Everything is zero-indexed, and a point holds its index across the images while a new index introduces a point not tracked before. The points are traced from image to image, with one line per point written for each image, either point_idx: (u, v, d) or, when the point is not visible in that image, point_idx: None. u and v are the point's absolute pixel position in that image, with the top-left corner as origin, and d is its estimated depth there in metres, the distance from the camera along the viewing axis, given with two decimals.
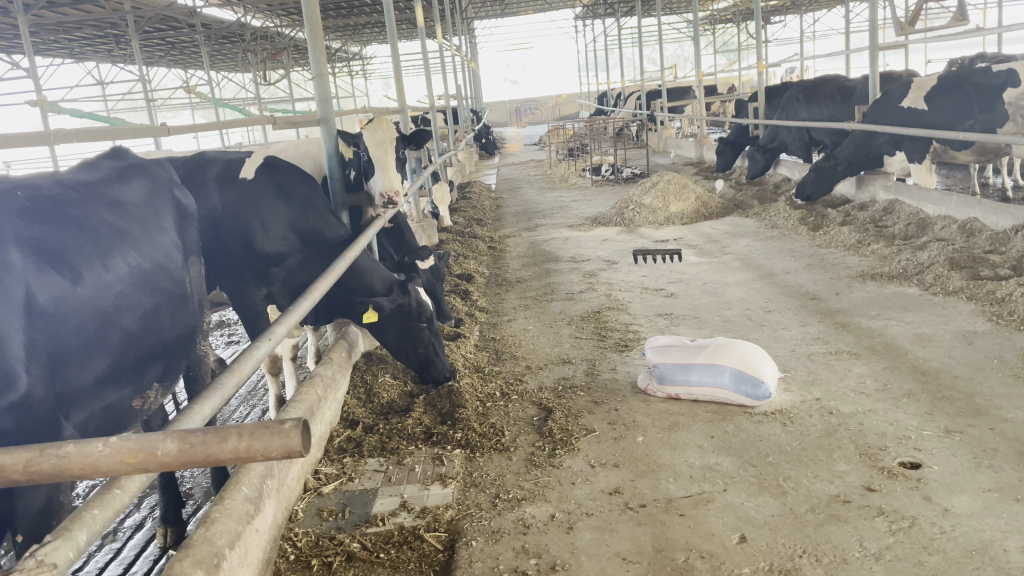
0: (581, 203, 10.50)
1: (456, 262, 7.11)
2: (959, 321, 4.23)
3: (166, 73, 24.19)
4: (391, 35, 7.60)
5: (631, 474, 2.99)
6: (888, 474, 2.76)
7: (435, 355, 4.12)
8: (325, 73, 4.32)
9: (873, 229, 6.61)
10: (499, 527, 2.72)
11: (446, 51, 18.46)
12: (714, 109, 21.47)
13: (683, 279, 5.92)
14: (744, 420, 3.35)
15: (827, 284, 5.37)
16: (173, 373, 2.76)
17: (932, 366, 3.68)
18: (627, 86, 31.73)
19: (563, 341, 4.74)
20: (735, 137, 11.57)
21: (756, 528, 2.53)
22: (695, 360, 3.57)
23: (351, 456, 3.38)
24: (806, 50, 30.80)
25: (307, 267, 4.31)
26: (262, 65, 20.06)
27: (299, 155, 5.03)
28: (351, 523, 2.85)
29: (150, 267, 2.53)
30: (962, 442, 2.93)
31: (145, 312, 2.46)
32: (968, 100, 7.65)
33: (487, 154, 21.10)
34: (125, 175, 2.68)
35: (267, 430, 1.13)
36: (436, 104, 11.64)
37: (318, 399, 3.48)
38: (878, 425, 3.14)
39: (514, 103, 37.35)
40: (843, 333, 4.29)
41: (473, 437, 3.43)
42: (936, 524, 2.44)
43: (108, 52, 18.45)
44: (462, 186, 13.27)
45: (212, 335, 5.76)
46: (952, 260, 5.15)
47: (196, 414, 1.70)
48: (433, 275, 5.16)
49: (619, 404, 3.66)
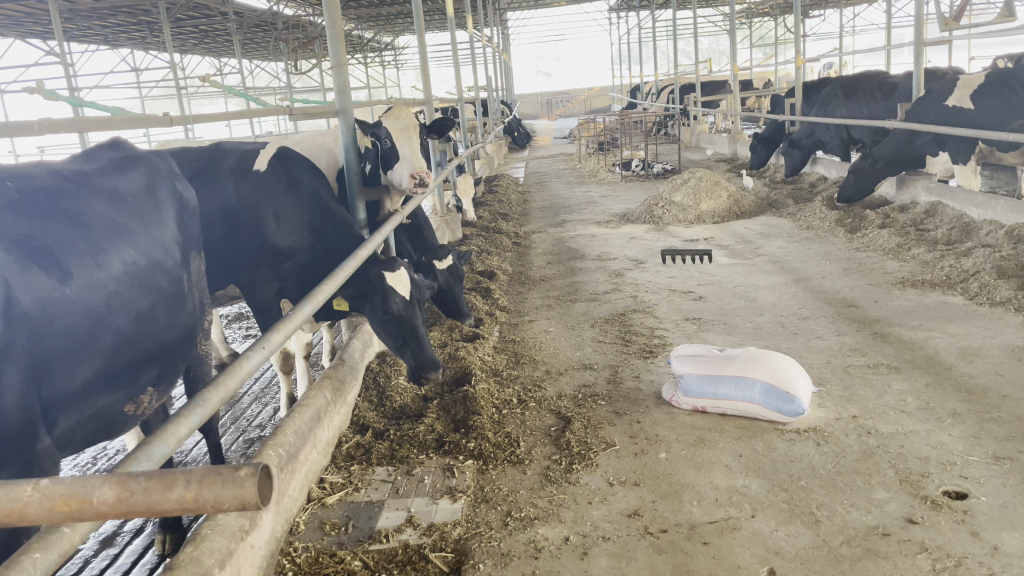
0: (610, 199, 10.28)
1: (480, 258, 6.93)
2: (1008, 334, 3.98)
3: (199, 61, 24.26)
4: (417, 25, 7.39)
5: (652, 494, 2.81)
6: (930, 504, 2.55)
7: (416, 349, 3.79)
8: (343, 63, 4.16)
9: (914, 232, 6.32)
10: (509, 550, 2.55)
11: (480, 41, 18.20)
12: (748, 104, 21.03)
13: (713, 281, 5.71)
14: (775, 437, 3.15)
15: (865, 290, 5.12)
16: (170, 376, 2.62)
17: (978, 383, 3.45)
18: (660, 80, 31.26)
19: (585, 344, 4.55)
20: (770, 134, 11.21)
21: (786, 562, 2.34)
22: (724, 372, 3.38)
23: (359, 464, 3.23)
24: (846, 45, 30.03)
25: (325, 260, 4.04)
26: (293, 55, 19.98)
27: (314, 146, 4.88)
28: (353, 539, 2.71)
29: (146, 265, 2.40)
30: (1014, 470, 2.70)
31: (139, 312, 2.34)
32: (1017, 100, 7.35)
33: (516, 146, 20.86)
34: (126, 166, 2.55)
35: (220, 476, 0.98)
36: (464, 95, 11.40)
37: (326, 403, 3.34)
38: (920, 448, 2.92)
39: (545, 96, 36.96)
40: (882, 344, 4.06)
41: (487, 446, 3.26)
42: (984, 564, 2.23)
43: (142, 40, 18.53)
44: (488, 179, 13.07)
45: (229, 326, 5.72)
46: (1000, 269, 4.89)
47: (170, 435, 1.57)
48: (454, 274, 5.03)
49: (642, 415, 3.48)
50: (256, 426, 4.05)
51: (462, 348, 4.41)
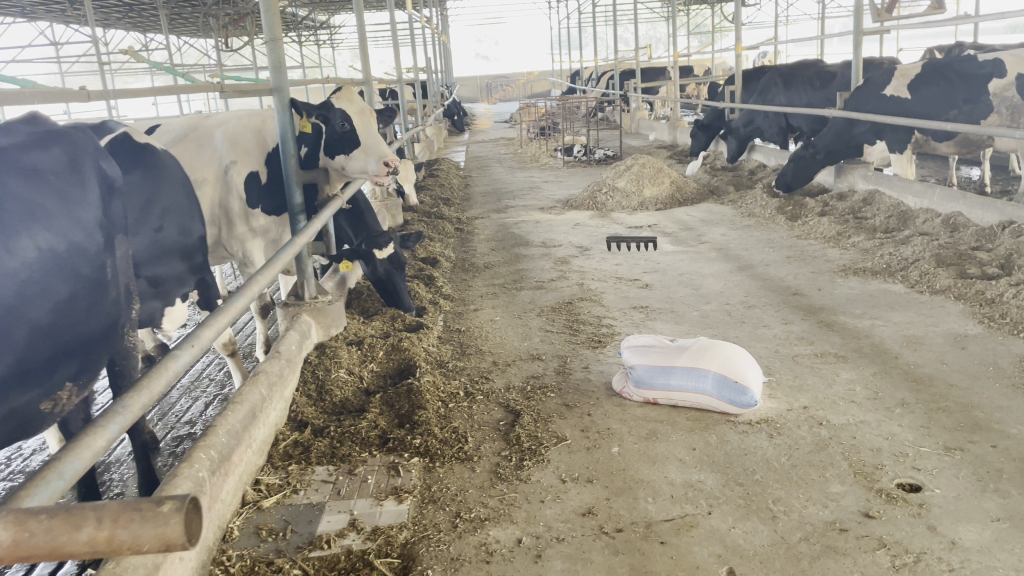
0: (551, 185, 10.19)
1: (421, 244, 6.75)
2: (949, 322, 4.03)
3: (124, 36, 23.19)
4: (355, 3, 7.10)
5: (607, 492, 2.72)
6: (886, 498, 2.52)
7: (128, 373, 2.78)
8: (277, 40, 3.94)
9: (853, 220, 6.40)
10: (459, 554, 2.43)
11: (421, 23, 17.87)
12: (687, 91, 21.24)
13: (658, 268, 5.66)
14: (728, 430, 3.10)
15: (809, 278, 5.14)
16: (93, 369, 2.43)
17: (924, 371, 3.47)
18: (599, 66, 31.34)
19: (532, 334, 4.44)
20: (710, 121, 11.25)
21: (745, 561, 2.27)
22: (676, 363, 3.31)
23: (297, 463, 3.06)
24: (780, 34, 30.59)
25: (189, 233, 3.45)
26: (225, 31, 19.23)
27: (240, 128, 4.45)
28: (292, 545, 2.54)
29: (66, 250, 2.20)
30: (964, 462, 2.70)
31: (58, 301, 2.16)
32: (952, 89, 7.51)
33: (456, 130, 20.60)
34: (45, 141, 2.30)
35: (138, 513, 0.85)
36: (404, 76, 11.03)
37: (261, 399, 3.14)
38: (873, 440, 2.90)
39: (484, 79, 36.66)
40: (828, 333, 4.07)
41: (433, 443, 3.12)
42: (943, 560, 2.21)
43: (63, 12, 17.58)
44: (429, 163, 12.87)
45: (219, 267, 5.47)
46: (939, 257, 4.96)
47: (84, 449, 1.41)
48: (393, 262, 4.91)
49: (592, 408, 3.39)
50: (186, 422, 3.82)
51: (405, 338, 4.23)
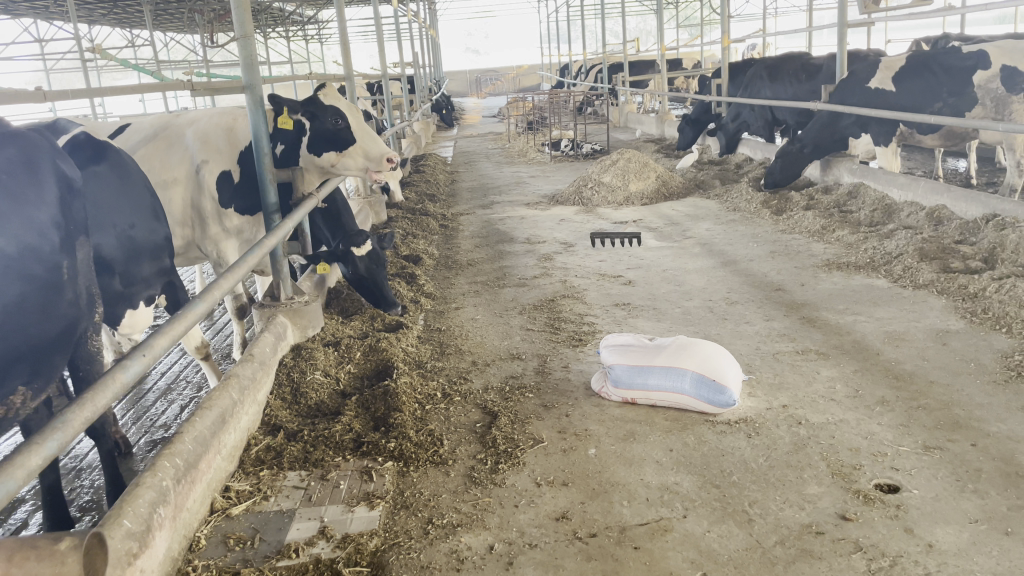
0: (538, 180, 10.12)
1: (404, 241, 6.70)
2: (931, 318, 4.00)
3: (109, 33, 22.97)
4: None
5: (581, 496, 2.67)
6: (863, 499, 2.49)
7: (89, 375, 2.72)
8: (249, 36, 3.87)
9: (838, 214, 6.37)
10: (429, 562, 2.38)
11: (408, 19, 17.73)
12: (676, 85, 21.19)
13: (642, 264, 5.62)
14: (706, 430, 3.06)
15: (793, 273, 5.10)
16: (49, 373, 2.38)
17: (905, 369, 3.43)
18: (588, 59, 31.25)
19: (513, 333, 4.39)
20: (698, 115, 11.22)
21: (719, 566, 2.24)
22: (654, 362, 3.27)
23: (269, 469, 3.00)
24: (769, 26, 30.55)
25: (149, 236, 3.39)
26: (210, 27, 19.04)
27: (212, 126, 4.39)
28: (260, 554, 2.49)
29: (16, 252, 2.14)
30: (942, 462, 2.66)
31: (5, 304, 2.11)
32: (937, 83, 7.46)
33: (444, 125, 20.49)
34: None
35: None
36: (388, 71, 10.74)
37: (231, 403, 3.07)
38: (852, 439, 2.86)
39: (474, 73, 36.52)
40: (810, 329, 4.03)
41: (408, 446, 3.07)
42: (920, 563, 2.17)
43: (45, 9, 17.38)
44: (416, 158, 12.78)
45: (200, 268, 5.41)
46: (922, 251, 4.92)
47: (18, 468, 1.41)
48: (372, 261, 4.85)
49: (570, 409, 3.34)
50: (160, 426, 3.76)
51: (384, 338, 4.17)
